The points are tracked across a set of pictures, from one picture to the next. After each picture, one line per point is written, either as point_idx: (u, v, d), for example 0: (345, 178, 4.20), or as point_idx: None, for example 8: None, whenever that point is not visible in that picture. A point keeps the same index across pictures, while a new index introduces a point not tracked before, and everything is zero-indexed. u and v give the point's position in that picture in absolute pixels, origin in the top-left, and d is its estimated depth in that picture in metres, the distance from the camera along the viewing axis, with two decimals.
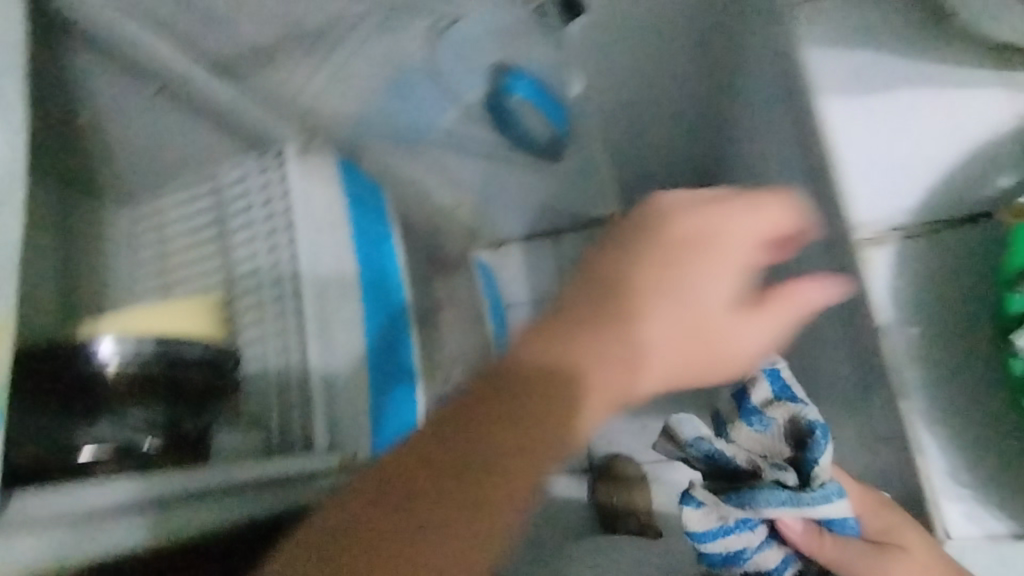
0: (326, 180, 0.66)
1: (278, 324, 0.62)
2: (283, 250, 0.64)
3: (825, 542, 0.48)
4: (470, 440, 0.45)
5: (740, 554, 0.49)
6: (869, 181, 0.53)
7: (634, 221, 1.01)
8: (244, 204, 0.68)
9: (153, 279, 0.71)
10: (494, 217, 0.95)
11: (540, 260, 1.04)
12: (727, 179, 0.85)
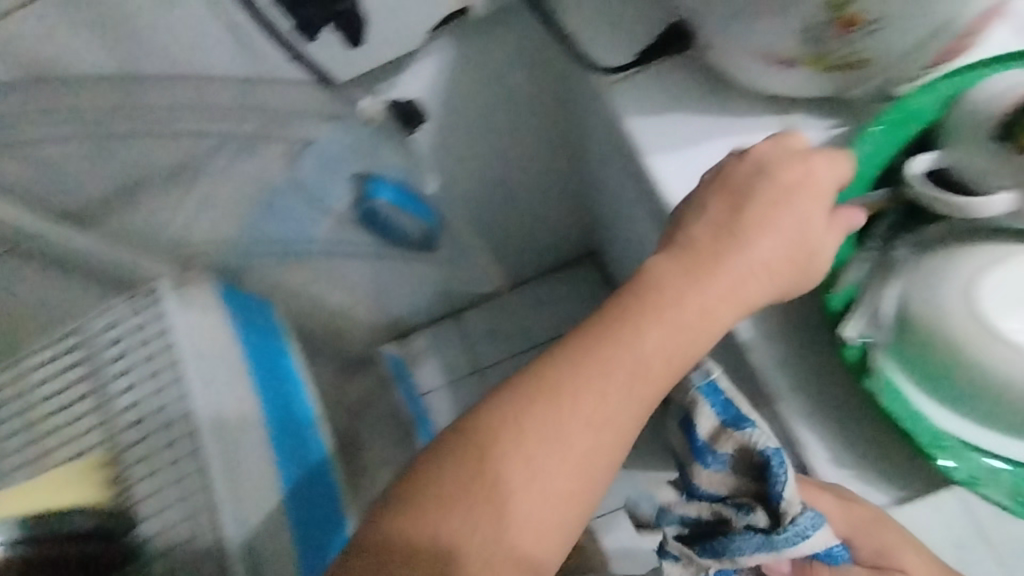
0: (210, 314, 0.66)
1: (173, 470, 0.58)
2: (169, 391, 0.61)
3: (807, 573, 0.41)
4: (605, 396, 0.37)
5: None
6: None
7: (528, 286, 1.05)
8: (119, 352, 0.63)
9: (20, 451, 0.63)
10: (392, 309, 0.96)
11: (449, 343, 1.05)
12: (600, 233, 0.91)
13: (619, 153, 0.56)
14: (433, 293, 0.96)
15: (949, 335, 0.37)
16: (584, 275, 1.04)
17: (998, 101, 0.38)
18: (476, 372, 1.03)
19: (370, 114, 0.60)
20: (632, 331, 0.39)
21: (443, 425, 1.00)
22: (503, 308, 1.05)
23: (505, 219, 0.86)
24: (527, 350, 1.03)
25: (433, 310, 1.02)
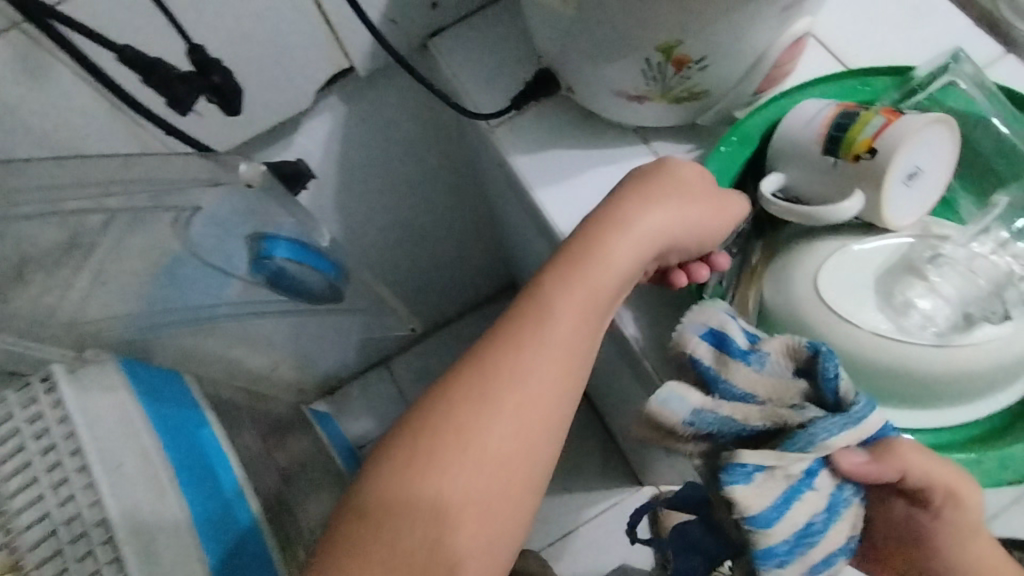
0: (111, 394, 0.62)
1: (84, 565, 0.55)
2: (73, 481, 0.57)
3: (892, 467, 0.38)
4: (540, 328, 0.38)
5: (810, 531, 0.39)
6: None
7: (453, 325, 1.06)
8: (12, 449, 0.60)
9: None
10: (316, 364, 0.95)
11: (380, 392, 1.05)
12: (513, 264, 0.93)
13: (510, 191, 0.60)
14: (355, 343, 0.96)
15: (808, 327, 0.42)
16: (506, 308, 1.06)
17: (814, 123, 0.44)
18: None
19: (249, 177, 0.55)
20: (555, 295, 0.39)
21: None
22: (431, 349, 1.06)
23: (417, 262, 0.88)
24: None
25: (360, 360, 1.02)
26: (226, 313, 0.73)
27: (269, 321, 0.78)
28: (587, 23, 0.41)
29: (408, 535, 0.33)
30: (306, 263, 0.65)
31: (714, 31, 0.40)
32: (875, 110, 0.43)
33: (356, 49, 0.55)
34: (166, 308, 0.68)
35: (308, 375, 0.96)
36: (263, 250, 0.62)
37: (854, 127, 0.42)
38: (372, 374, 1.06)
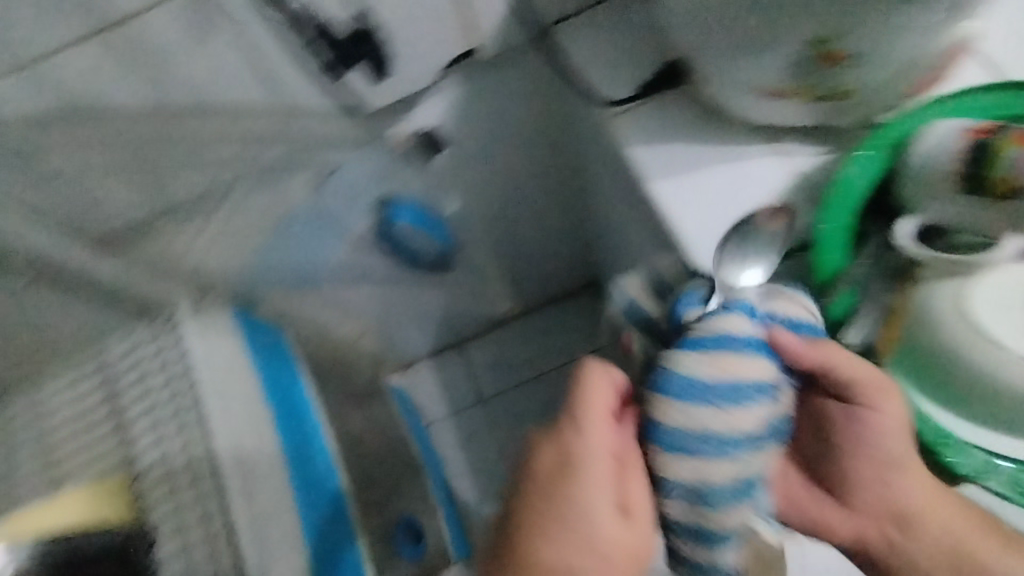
0: (224, 341, 0.68)
1: (194, 491, 0.60)
2: (190, 413, 0.62)
3: (819, 355, 0.43)
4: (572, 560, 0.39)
5: (695, 385, 0.40)
6: (742, 202, 0.49)
7: (532, 316, 1.07)
8: (138, 376, 0.66)
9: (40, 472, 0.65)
10: (397, 340, 0.99)
11: (452, 374, 1.07)
12: (599, 261, 0.92)
13: (615, 182, 0.59)
14: (435, 322, 0.98)
15: (946, 346, 0.43)
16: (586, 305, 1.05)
17: (949, 153, 0.41)
18: (480, 403, 1.05)
19: (398, 138, 0.63)
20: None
21: (448, 456, 1.02)
22: (506, 337, 1.07)
23: (505, 249, 0.89)
24: (530, 379, 1.04)
25: (437, 340, 1.04)
26: (324, 277, 0.76)
27: (360, 290, 0.80)
28: (730, 11, 0.40)
29: None
30: (422, 229, 0.73)
31: (868, 26, 0.38)
32: (1008, 138, 0.39)
33: (488, 26, 0.56)
34: (271, 266, 0.72)
35: (389, 349, 1.00)
36: (388, 213, 0.69)
37: (992, 168, 0.39)
38: (447, 355, 1.08)
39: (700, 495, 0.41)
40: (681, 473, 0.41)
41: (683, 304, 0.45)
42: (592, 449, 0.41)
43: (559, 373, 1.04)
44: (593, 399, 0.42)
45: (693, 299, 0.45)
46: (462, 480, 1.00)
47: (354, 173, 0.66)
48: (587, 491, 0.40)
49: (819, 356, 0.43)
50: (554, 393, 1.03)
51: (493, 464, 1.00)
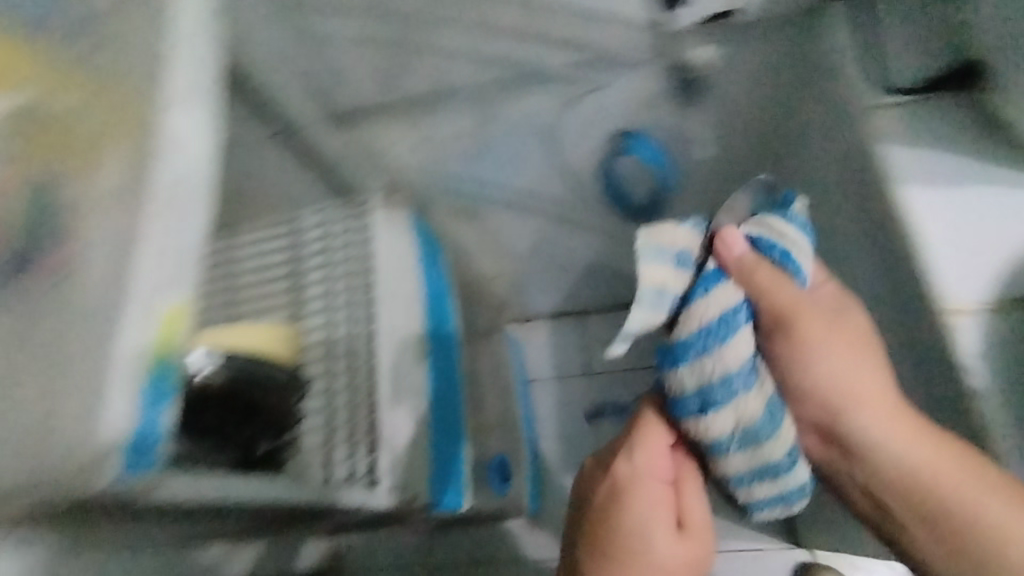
0: (399, 239, 0.70)
1: (347, 362, 0.65)
2: (361, 294, 0.67)
3: (768, 284, 0.42)
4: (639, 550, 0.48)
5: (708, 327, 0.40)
6: (1010, 235, 0.44)
7: None
8: (321, 243, 0.70)
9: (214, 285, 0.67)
10: (526, 292, 1.00)
11: (566, 339, 1.04)
12: None
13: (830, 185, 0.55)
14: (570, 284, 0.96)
15: None
16: None
17: None
18: (588, 376, 1.02)
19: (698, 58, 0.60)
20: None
21: (541, 417, 1.02)
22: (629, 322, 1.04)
23: None
24: (643, 370, 1.01)
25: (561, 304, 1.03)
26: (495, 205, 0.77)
27: (521, 229, 0.82)
28: None
29: None
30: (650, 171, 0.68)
31: None
32: None
33: None
34: (453, 181, 0.75)
35: (515, 298, 1.01)
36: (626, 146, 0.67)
37: None
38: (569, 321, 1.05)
39: (745, 438, 0.41)
40: (723, 428, 0.41)
41: (680, 264, 0.42)
42: (642, 492, 0.48)
43: None
44: (637, 458, 0.48)
45: (688, 258, 0.42)
46: (547, 443, 1.01)
47: (599, 102, 0.65)
48: (648, 532, 0.48)
49: (775, 291, 0.42)
50: None
51: (582, 439, 1.00)
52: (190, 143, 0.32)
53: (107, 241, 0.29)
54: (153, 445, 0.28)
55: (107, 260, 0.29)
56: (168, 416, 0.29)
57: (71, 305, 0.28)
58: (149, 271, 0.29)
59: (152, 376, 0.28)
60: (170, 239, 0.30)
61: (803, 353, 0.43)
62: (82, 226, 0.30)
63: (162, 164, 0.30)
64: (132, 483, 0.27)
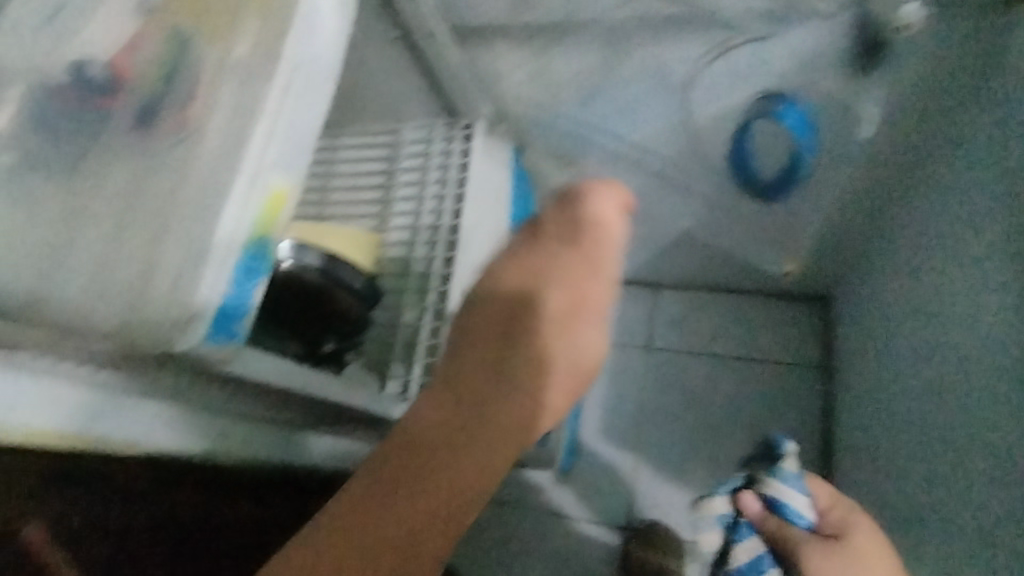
0: (495, 169, 0.71)
1: (419, 281, 0.66)
2: (446, 215, 0.68)
3: (782, 534, 0.45)
4: (499, 347, 0.49)
5: (757, 565, 0.46)
6: None
7: (738, 297, 0.98)
8: (418, 162, 0.71)
9: (311, 191, 0.73)
10: None
11: (633, 309, 1.02)
12: (851, 283, 0.80)
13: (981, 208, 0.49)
14: (655, 258, 0.92)
15: None
16: (800, 317, 0.95)
17: None
18: (647, 349, 1.00)
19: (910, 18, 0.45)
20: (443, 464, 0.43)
21: (592, 381, 1.00)
22: (704, 305, 0.99)
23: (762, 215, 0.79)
24: (706, 357, 0.97)
25: (638, 273, 0.99)
26: (595, 158, 0.73)
27: None
28: None
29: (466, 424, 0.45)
30: (791, 139, 0.56)
31: None
32: None
33: None
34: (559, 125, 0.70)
35: None
36: (772, 109, 0.54)
37: None
38: (638, 290, 1.02)
39: None
40: None
41: (721, 522, 0.48)
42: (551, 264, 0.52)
43: (739, 366, 0.96)
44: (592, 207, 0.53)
45: (724, 517, 0.48)
46: (592, 408, 0.99)
47: (759, 54, 0.53)
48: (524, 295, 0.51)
49: (782, 543, 0.45)
50: (723, 383, 0.96)
51: (630, 411, 0.98)
52: (312, 38, 0.30)
53: (236, 102, 0.30)
54: (235, 319, 0.28)
55: (228, 124, 0.29)
56: (255, 294, 0.29)
57: (186, 164, 0.28)
58: (260, 151, 0.29)
59: (248, 247, 0.28)
60: (281, 127, 0.30)
61: None
62: (194, 108, 0.29)
63: (289, 52, 0.30)
64: (211, 352, 0.28)
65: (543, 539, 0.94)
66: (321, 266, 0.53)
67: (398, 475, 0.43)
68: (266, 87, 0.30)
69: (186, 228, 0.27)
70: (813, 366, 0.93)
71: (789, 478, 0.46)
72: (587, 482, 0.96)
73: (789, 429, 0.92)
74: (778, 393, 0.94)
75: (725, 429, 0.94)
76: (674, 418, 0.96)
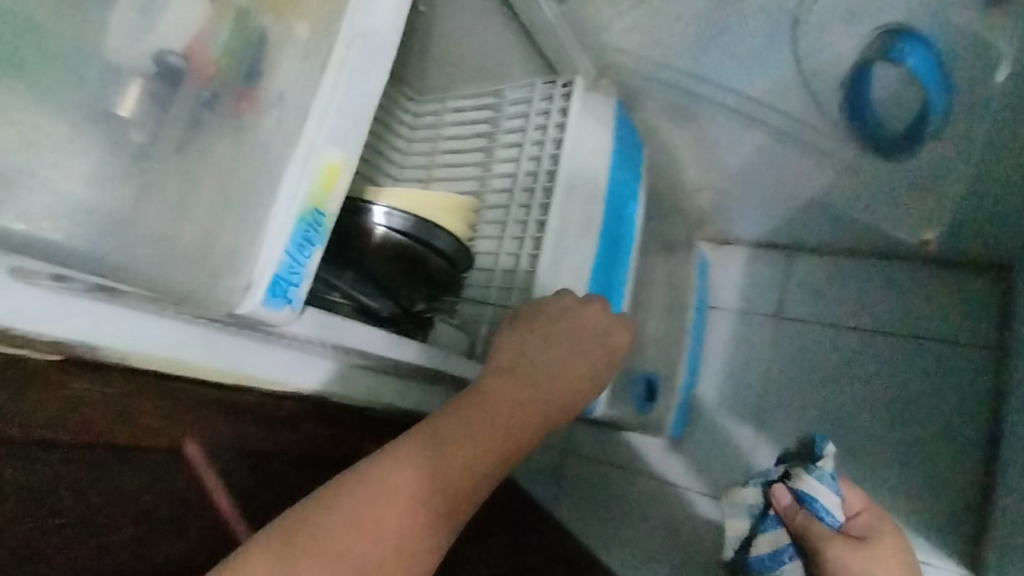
0: (596, 128, 0.67)
1: (513, 246, 0.67)
2: (542, 179, 0.66)
3: (801, 526, 0.54)
4: (486, 406, 0.47)
5: (774, 552, 0.55)
6: None
7: (896, 264, 0.84)
8: (518, 124, 0.70)
9: (420, 155, 0.76)
10: (731, 215, 0.87)
11: (764, 273, 0.93)
12: None
13: None
14: (788, 219, 0.82)
15: None
16: (976, 291, 0.79)
17: None
18: (776, 319, 0.91)
19: None
20: (385, 499, 0.41)
21: (711, 348, 0.95)
22: (849, 274, 0.87)
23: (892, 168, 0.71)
24: (846, 331, 0.86)
25: (770, 236, 0.89)
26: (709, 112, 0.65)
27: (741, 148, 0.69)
28: None
29: (421, 473, 0.43)
30: (921, 86, 0.54)
31: None
32: None
33: None
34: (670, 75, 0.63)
35: (718, 217, 0.89)
36: (892, 50, 0.53)
37: None
38: (770, 254, 0.93)
39: None
40: None
41: (752, 509, 0.58)
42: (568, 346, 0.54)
43: (888, 345, 0.84)
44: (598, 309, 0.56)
45: (756, 507, 0.58)
46: (709, 379, 0.94)
47: None
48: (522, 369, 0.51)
49: (803, 534, 0.54)
50: (864, 364, 0.85)
51: (752, 384, 0.91)
52: (368, 19, 0.34)
53: (292, 91, 0.33)
54: (289, 286, 0.33)
55: (283, 111, 0.32)
56: (309, 263, 0.33)
57: (246, 145, 0.32)
58: (312, 134, 0.33)
59: (303, 219, 0.32)
60: (335, 107, 0.33)
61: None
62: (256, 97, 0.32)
63: (347, 32, 0.34)
64: (271, 315, 0.32)
65: (650, 505, 0.93)
66: (410, 231, 0.55)
67: (363, 523, 0.40)
68: (322, 67, 0.34)
69: (251, 204, 0.32)
70: (986, 350, 0.78)
71: (821, 477, 0.54)
72: (697, 454, 0.92)
73: (949, 419, 0.79)
74: (934, 378, 0.80)
75: (864, 414, 0.83)
76: (802, 396, 0.87)
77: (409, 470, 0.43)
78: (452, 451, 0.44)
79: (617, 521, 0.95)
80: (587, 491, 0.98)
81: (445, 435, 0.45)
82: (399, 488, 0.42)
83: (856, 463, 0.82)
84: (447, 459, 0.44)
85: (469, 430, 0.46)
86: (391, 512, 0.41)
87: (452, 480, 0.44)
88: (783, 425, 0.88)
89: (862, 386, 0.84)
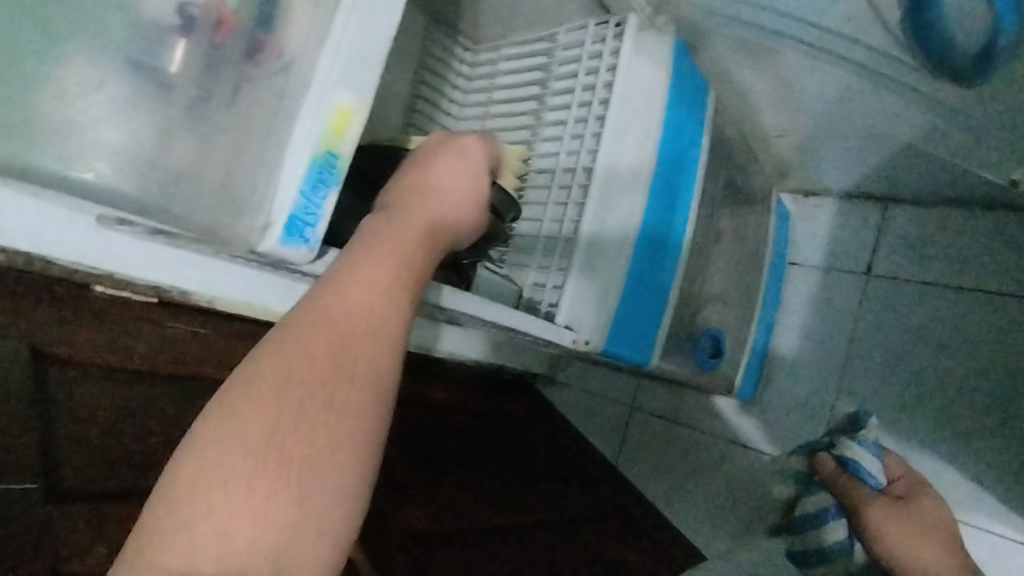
0: (652, 67, 0.63)
1: (560, 196, 0.67)
2: (590, 126, 0.65)
3: (848, 483, 0.70)
4: (359, 279, 0.36)
5: (824, 508, 0.71)
6: None
7: (1009, 216, 0.76)
8: (571, 68, 0.69)
9: (476, 105, 0.77)
10: (818, 163, 0.80)
11: (856, 225, 0.86)
12: None
13: None
14: (882, 167, 0.75)
15: None
16: None
17: None
18: (866, 276, 0.84)
19: None
20: (222, 434, 0.31)
21: (790, 306, 0.89)
22: (955, 229, 0.79)
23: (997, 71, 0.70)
24: (946, 291, 0.79)
25: (864, 185, 0.81)
26: (781, 52, 0.59)
27: (820, 91, 0.63)
28: None
29: (266, 383, 0.32)
30: None
31: None
32: None
33: None
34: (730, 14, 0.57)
35: (803, 165, 0.82)
36: None
37: None
38: (864, 203, 0.85)
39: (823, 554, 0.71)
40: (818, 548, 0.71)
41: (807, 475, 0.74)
42: (441, 185, 0.44)
43: (997, 307, 0.76)
44: (469, 140, 0.46)
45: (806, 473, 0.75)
46: (787, 339, 0.89)
47: None
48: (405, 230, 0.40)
49: (853, 490, 0.69)
50: (965, 329, 0.77)
51: (834, 346, 0.85)
52: None
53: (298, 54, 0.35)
54: (304, 226, 0.37)
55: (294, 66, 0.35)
56: (324, 203, 0.38)
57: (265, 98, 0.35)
58: (323, 81, 0.37)
59: (316, 161, 0.37)
60: (343, 54, 0.37)
61: (878, 525, 0.67)
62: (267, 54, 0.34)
63: None
64: (290, 250, 0.37)
65: (715, 465, 0.92)
66: None
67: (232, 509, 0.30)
68: (333, 15, 0.37)
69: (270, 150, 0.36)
70: None
71: (863, 443, 0.71)
72: (768, 416, 0.89)
73: None
74: None
75: (958, 382, 0.77)
76: (890, 359, 0.81)
77: (247, 389, 0.32)
78: (301, 355, 0.33)
79: (680, 479, 0.94)
80: (652, 448, 0.97)
81: (299, 334, 0.34)
82: (247, 414, 0.31)
83: (947, 433, 0.77)
84: (297, 364, 0.33)
85: (333, 322, 0.34)
86: (231, 449, 0.30)
87: (312, 392, 0.33)
88: (867, 391, 0.82)
89: (962, 352, 0.77)
